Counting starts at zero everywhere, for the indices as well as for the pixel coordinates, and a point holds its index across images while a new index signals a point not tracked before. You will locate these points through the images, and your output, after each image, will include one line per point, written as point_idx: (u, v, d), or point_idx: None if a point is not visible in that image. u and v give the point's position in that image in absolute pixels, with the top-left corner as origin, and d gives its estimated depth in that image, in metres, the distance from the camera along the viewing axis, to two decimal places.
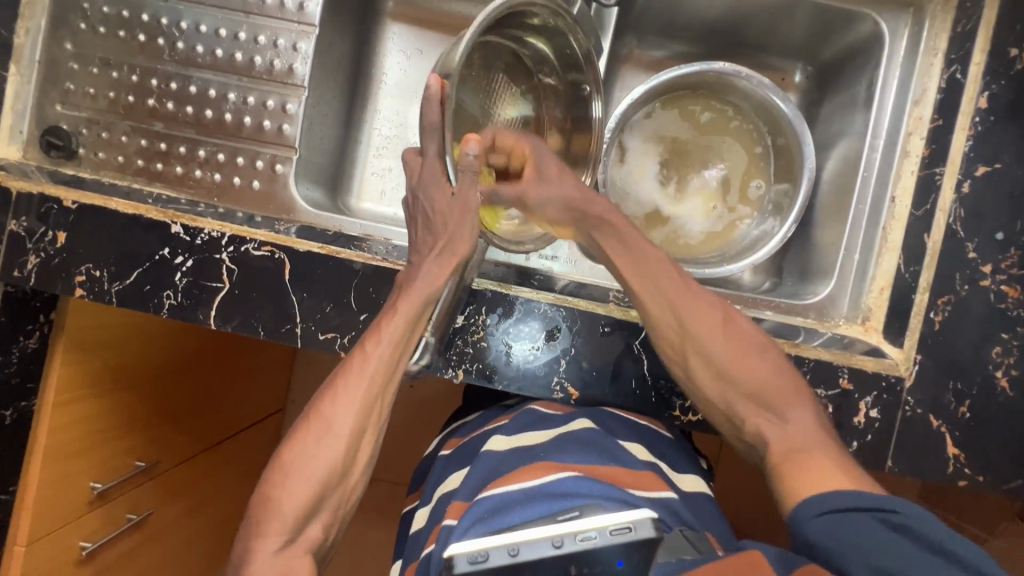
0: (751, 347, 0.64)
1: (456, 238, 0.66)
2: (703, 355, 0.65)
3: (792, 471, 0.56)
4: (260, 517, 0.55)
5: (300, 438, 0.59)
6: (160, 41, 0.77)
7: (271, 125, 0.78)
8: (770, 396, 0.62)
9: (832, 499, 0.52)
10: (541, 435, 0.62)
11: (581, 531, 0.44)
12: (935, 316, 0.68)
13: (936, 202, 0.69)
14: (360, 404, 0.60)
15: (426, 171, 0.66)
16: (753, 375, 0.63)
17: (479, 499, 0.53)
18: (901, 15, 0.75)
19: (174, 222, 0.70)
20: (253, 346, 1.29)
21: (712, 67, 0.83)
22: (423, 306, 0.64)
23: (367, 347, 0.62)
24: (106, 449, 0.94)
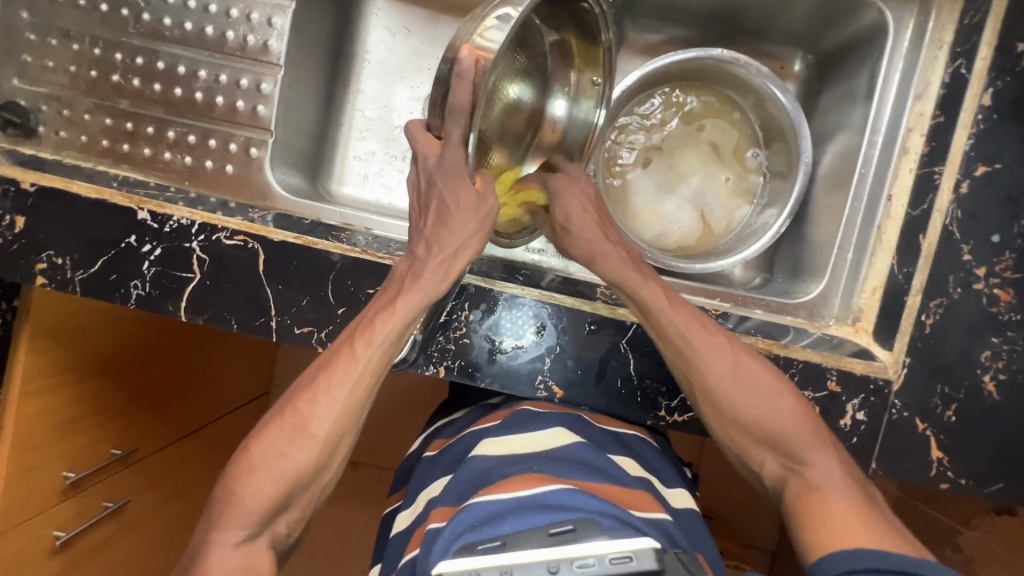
0: (782, 399, 0.60)
1: (464, 242, 0.60)
2: (719, 399, 0.61)
3: (813, 518, 0.54)
4: (221, 509, 0.54)
5: (274, 432, 0.56)
6: (124, 12, 0.72)
7: (245, 105, 0.74)
8: (789, 442, 0.59)
9: (853, 555, 0.49)
10: (529, 443, 0.59)
11: (579, 558, 0.44)
12: (927, 318, 0.67)
13: (933, 202, 0.67)
14: (342, 403, 0.57)
15: (447, 156, 0.56)
16: (772, 420, 0.60)
17: (468, 506, 0.51)
18: (908, 5, 0.72)
19: (141, 208, 0.66)
20: (235, 338, 1.24)
21: (709, 54, 0.80)
22: (421, 309, 0.59)
23: (358, 347, 0.58)
24: (79, 438, 0.92)
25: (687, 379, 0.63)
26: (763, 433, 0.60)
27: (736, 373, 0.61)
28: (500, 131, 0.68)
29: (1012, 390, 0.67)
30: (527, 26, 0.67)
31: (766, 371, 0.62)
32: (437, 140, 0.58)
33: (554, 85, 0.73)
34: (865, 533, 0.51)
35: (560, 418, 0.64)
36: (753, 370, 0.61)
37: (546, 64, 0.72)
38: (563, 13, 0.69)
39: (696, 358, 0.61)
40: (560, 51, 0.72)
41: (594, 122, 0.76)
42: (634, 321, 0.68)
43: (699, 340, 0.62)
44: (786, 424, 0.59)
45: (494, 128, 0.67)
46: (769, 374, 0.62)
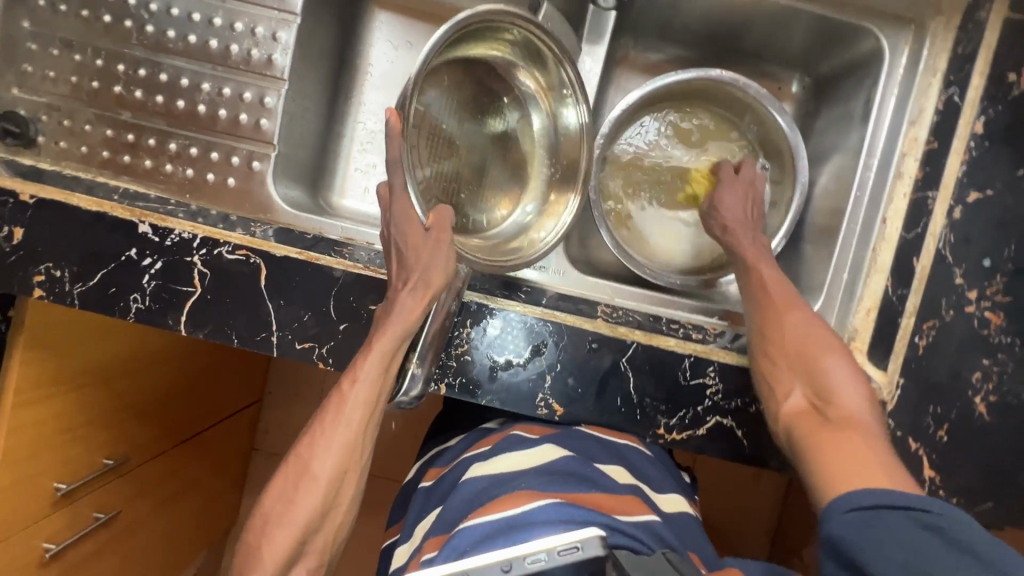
0: (827, 348, 0.60)
1: (430, 268, 0.60)
2: (770, 340, 0.63)
3: (829, 443, 0.52)
4: (244, 564, 0.55)
5: (282, 484, 0.57)
6: (128, 23, 0.71)
7: (248, 119, 0.73)
8: (824, 378, 0.58)
9: (864, 494, 0.45)
10: (519, 462, 0.60)
11: (530, 554, 0.43)
12: (920, 340, 0.68)
13: (927, 226, 0.69)
14: (341, 447, 0.58)
15: (397, 204, 0.60)
16: (815, 363, 0.59)
17: (458, 532, 0.52)
18: (903, 33, 0.74)
19: (142, 222, 0.66)
20: (215, 350, 1.25)
21: (709, 74, 0.81)
22: (400, 340, 0.60)
23: (346, 388, 0.58)
24: (76, 447, 0.93)
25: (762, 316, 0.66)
26: (803, 369, 0.59)
27: (790, 319, 0.63)
28: (480, 161, 0.78)
29: (1002, 411, 0.68)
30: (463, 70, 0.76)
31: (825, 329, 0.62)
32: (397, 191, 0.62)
33: (525, 106, 0.79)
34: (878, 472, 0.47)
35: (554, 436, 0.65)
36: (806, 320, 0.62)
37: (508, 91, 0.79)
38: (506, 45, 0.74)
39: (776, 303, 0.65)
40: (513, 76, 0.78)
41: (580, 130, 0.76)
42: (634, 339, 0.68)
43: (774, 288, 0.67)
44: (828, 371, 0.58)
45: (487, 160, 0.79)
46: (821, 328, 0.62)
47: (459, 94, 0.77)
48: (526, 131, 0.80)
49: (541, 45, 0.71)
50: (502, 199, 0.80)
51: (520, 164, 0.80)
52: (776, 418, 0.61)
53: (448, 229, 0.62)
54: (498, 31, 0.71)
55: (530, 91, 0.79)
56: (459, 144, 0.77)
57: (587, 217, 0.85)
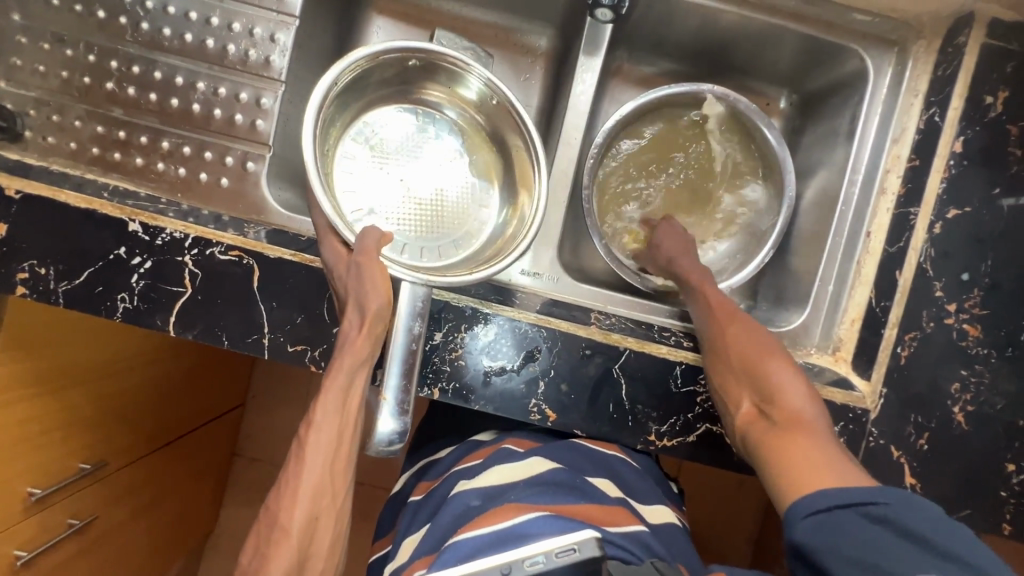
0: (773, 358, 0.61)
1: (364, 295, 0.61)
2: (720, 356, 0.65)
3: (780, 451, 0.55)
4: None
5: (254, 545, 0.55)
6: (122, 20, 0.70)
7: (244, 119, 0.72)
8: (774, 388, 0.59)
9: (820, 497, 0.48)
10: (508, 475, 0.61)
11: (528, 557, 0.43)
12: (902, 351, 0.70)
13: (910, 240, 0.71)
14: (308, 491, 0.57)
15: (325, 241, 0.64)
16: (766, 370, 0.61)
17: (450, 548, 0.52)
18: (886, 55, 0.76)
19: (132, 220, 0.65)
20: (200, 352, 1.23)
21: (701, 89, 0.83)
22: (348, 376, 0.61)
23: (304, 435, 0.60)
24: (49, 451, 0.90)
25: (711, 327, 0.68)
26: (755, 379, 0.61)
27: (732, 334, 0.65)
28: (423, 171, 0.81)
29: (979, 421, 0.70)
30: (376, 105, 0.79)
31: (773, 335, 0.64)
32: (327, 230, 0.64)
33: (445, 114, 0.81)
34: (828, 470, 0.50)
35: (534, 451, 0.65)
36: (748, 333, 0.64)
37: (421, 108, 0.81)
38: (423, 83, 0.78)
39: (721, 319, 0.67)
40: (420, 95, 0.80)
41: (515, 118, 0.73)
42: (626, 346, 0.69)
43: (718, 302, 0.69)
44: (782, 378, 0.59)
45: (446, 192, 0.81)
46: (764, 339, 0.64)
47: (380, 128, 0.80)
48: (460, 134, 0.82)
49: (439, 63, 0.73)
50: (471, 203, 0.81)
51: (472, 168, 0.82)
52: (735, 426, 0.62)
53: (372, 248, 0.61)
54: (387, 67, 0.73)
55: (442, 100, 0.80)
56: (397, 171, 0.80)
57: (580, 225, 0.86)
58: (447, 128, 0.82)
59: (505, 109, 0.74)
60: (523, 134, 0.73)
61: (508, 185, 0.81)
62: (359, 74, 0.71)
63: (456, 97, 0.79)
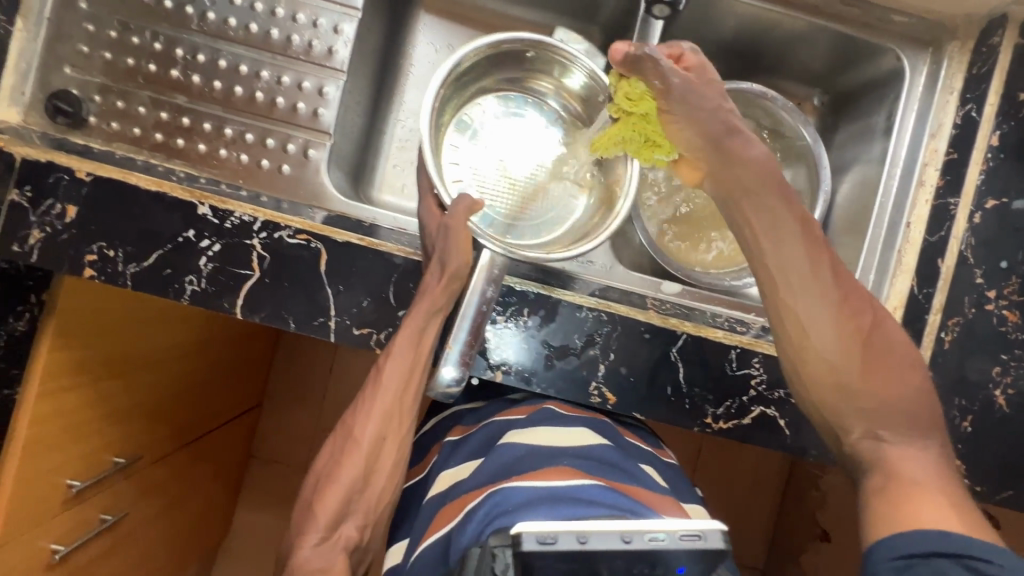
0: (894, 370, 0.55)
1: (447, 252, 0.65)
2: (826, 353, 0.56)
3: (898, 501, 0.49)
4: (302, 517, 0.60)
5: (331, 448, 0.64)
6: (188, 9, 0.71)
7: (306, 108, 0.74)
8: (894, 412, 0.54)
9: (918, 539, 0.46)
10: (558, 437, 0.62)
11: (650, 532, 0.43)
12: (945, 336, 0.73)
13: (950, 229, 0.74)
14: (379, 413, 0.64)
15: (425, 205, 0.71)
16: (881, 384, 0.54)
17: (504, 493, 0.52)
18: (921, 54, 0.80)
19: (202, 203, 0.65)
20: (227, 348, 1.22)
21: (742, 86, 0.86)
22: (425, 320, 0.65)
23: (381, 363, 0.65)
24: (87, 444, 0.89)
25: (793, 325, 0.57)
26: (869, 399, 0.54)
27: (842, 325, 0.56)
28: (523, 158, 0.86)
29: (1020, 404, 0.73)
30: (484, 91, 0.85)
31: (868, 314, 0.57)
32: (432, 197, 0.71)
33: (551, 105, 0.87)
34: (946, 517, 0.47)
35: (584, 420, 0.66)
36: (859, 328, 0.56)
37: (529, 97, 0.87)
38: (533, 72, 0.84)
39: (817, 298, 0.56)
40: (530, 85, 0.86)
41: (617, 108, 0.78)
42: (684, 331, 0.70)
43: (798, 280, 0.57)
44: (897, 389, 0.54)
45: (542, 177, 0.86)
46: (881, 335, 0.56)
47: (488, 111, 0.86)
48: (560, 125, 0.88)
49: (554, 55, 0.79)
50: (565, 191, 0.86)
51: (566, 158, 0.87)
52: (840, 452, 0.57)
53: (463, 211, 0.66)
54: (508, 53, 0.80)
55: (550, 92, 0.86)
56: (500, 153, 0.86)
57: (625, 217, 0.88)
58: (550, 117, 0.87)
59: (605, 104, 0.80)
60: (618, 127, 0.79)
61: (602, 176, 0.85)
62: (477, 59, 0.78)
63: (563, 88, 0.85)
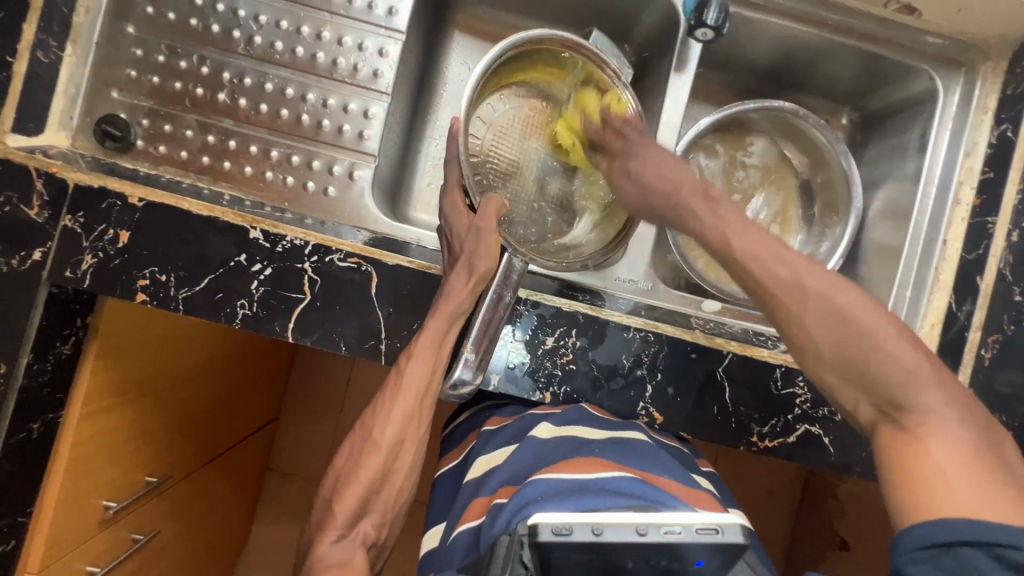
0: (884, 332, 0.48)
1: (477, 254, 0.65)
2: (800, 335, 0.51)
3: (914, 474, 0.44)
4: (322, 514, 0.60)
5: (350, 447, 0.63)
6: (235, 33, 0.72)
7: (350, 130, 0.74)
8: (888, 378, 0.47)
9: (955, 528, 0.40)
10: (594, 433, 0.63)
11: (666, 524, 0.44)
12: (986, 353, 0.73)
13: (989, 247, 0.75)
14: (399, 414, 0.63)
15: (447, 202, 0.69)
16: (858, 355, 0.48)
17: (531, 483, 0.53)
18: (956, 74, 0.81)
19: (253, 227, 0.65)
20: (246, 364, 1.22)
21: (774, 104, 0.86)
22: (449, 322, 0.64)
23: (402, 364, 0.64)
24: (125, 465, 0.88)
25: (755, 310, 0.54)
26: (851, 371, 0.49)
27: (813, 300, 0.50)
28: (541, 158, 0.88)
29: None
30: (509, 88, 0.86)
31: (830, 278, 0.50)
32: (457, 195, 0.70)
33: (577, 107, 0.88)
34: (975, 496, 0.41)
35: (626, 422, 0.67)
36: (834, 295, 0.50)
37: (555, 98, 0.88)
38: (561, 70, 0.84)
39: (774, 282, 0.52)
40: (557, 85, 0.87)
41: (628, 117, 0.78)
42: (730, 350, 0.71)
43: (754, 267, 0.53)
44: (883, 353, 0.47)
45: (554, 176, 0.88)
46: (860, 298, 0.49)
47: (514, 109, 0.87)
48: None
49: (588, 62, 0.79)
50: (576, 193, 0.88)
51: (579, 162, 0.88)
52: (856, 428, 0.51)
53: (493, 213, 0.66)
54: (545, 52, 0.81)
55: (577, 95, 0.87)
56: (515, 151, 0.87)
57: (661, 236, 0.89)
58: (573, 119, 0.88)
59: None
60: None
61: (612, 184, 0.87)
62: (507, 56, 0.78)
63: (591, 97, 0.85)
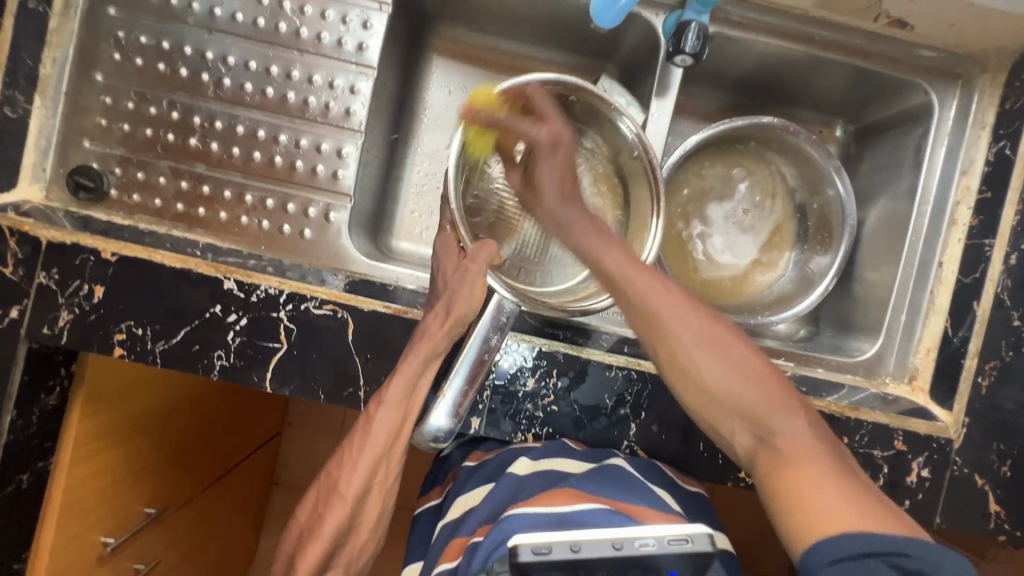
0: (750, 363, 0.55)
1: (456, 297, 0.64)
2: (679, 360, 0.57)
3: (795, 491, 0.47)
4: (288, 569, 0.58)
5: (315, 499, 0.61)
6: (204, 76, 0.72)
7: (325, 170, 0.74)
8: (747, 399, 0.53)
9: (846, 539, 0.43)
10: (574, 466, 0.62)
11: (638, 537, 0.43)
12: (982, 380, 0.72)
13: (985, 271, 0.73)
14: (368, 465, 0.61)
15: (443, 240, 0.70)
16: (727, 379, 0.54)
17: (508, 516, 0.53)
18: (951, 88, 0.78)
19: (227, 278, 0.65)
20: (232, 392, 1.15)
21: (760, 121, 0.83)
22: (421, 368, 0.63)
23: (372, 410, 0.62)
24: (124, 499, 0.87)
25: (648, 338, 0.60)
26: (721, 394, 0.55)
27: (690, 325, 0.57)
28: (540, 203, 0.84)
29: None
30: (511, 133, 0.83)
31: (701, 313, 0.58)
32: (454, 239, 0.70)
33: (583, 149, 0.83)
34: (853, 510, 0.44)
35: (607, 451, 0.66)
36: (709, 325, 0.57)
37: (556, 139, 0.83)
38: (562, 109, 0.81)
39: (655, 310, 0.58)
40: None
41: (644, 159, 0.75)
42: None
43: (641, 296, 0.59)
44: (749, 378, 0.54)
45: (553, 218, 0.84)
46: (730, 331, 0.57)
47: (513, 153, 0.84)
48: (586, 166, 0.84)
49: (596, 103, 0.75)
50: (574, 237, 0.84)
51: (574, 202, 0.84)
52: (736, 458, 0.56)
53: (482, 258, 0.66)
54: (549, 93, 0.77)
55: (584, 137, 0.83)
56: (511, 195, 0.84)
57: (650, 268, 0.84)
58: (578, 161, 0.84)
59: (641, 161, 0.76)
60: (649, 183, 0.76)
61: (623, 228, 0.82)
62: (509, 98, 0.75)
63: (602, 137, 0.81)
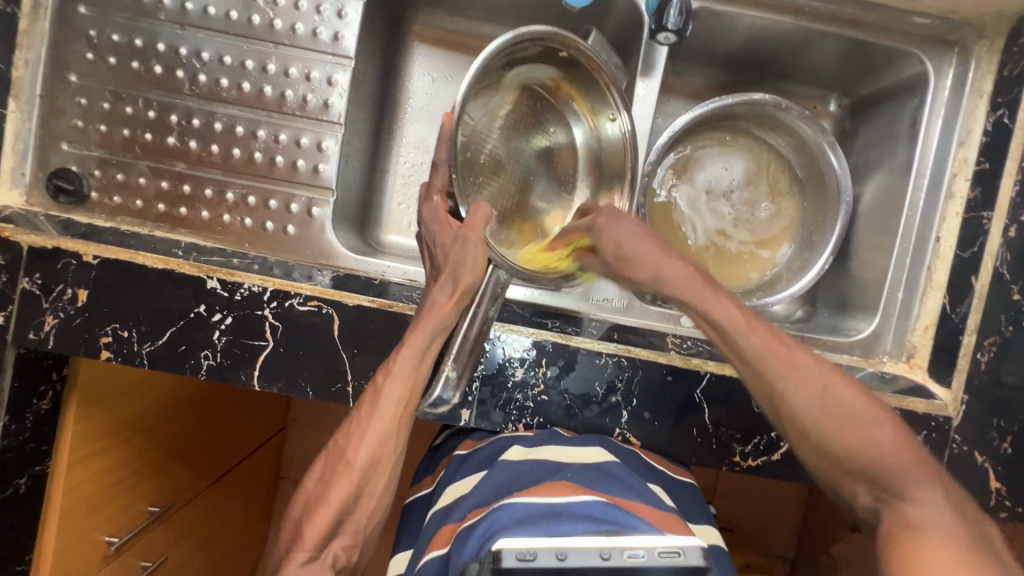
0: (877, 426, 0.54)
1: (461, 267, 0.62)
2: (801, 424, 0.56)
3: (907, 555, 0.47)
4: (291, 536, 0.55)
5: (322, 467, 0.59)
6: (179, 73, 0.71)
7: (306, 164, 0.73)
8: (874, 464, 0.52)
9: None
10: (569, 456, 0.61)
11: (629, 548, 0.41)
12: (982, 356, 0.70)
13: (983, 246, 0.71)
14: (378, 433, 0.59)
15: (427, 207, 0.66)
16: (855, 445, 0.53)
17: (503, 505, 0.52)
18: (947, 56, 0.75)
19: (210, 277, 0.65)
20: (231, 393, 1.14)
21: (750, 98, 0.80)
22: (431, 337, 0.61)
23: (379, 381, 0.60)
24: (126, 497, 0.88)
25: (774, 402, 0.58)
26: (848, 458, 0.54)
27: (814, 389, 0.56)
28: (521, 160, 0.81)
29: None
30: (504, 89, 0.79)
31: (825, 373, 0.56)
32: (438, 207, 0.66)
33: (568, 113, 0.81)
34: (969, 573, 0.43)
35: (594, 438, 0.65)
36: (833, 385, 0.56)
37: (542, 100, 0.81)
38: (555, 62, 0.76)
39: (773, 367, 0.56)
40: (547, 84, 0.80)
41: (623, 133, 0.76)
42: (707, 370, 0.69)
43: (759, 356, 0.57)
44: (873, 444, 0.53)
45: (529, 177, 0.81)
46: (855, 390, 0.56)
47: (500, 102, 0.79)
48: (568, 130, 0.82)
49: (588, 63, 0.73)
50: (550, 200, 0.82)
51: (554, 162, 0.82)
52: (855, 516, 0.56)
53: (480, 224, 0.63)
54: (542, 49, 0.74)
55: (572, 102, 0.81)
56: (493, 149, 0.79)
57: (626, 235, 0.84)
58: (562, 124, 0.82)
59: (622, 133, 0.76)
60: (621, 182, 0.77)
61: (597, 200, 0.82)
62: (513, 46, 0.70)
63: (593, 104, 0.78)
